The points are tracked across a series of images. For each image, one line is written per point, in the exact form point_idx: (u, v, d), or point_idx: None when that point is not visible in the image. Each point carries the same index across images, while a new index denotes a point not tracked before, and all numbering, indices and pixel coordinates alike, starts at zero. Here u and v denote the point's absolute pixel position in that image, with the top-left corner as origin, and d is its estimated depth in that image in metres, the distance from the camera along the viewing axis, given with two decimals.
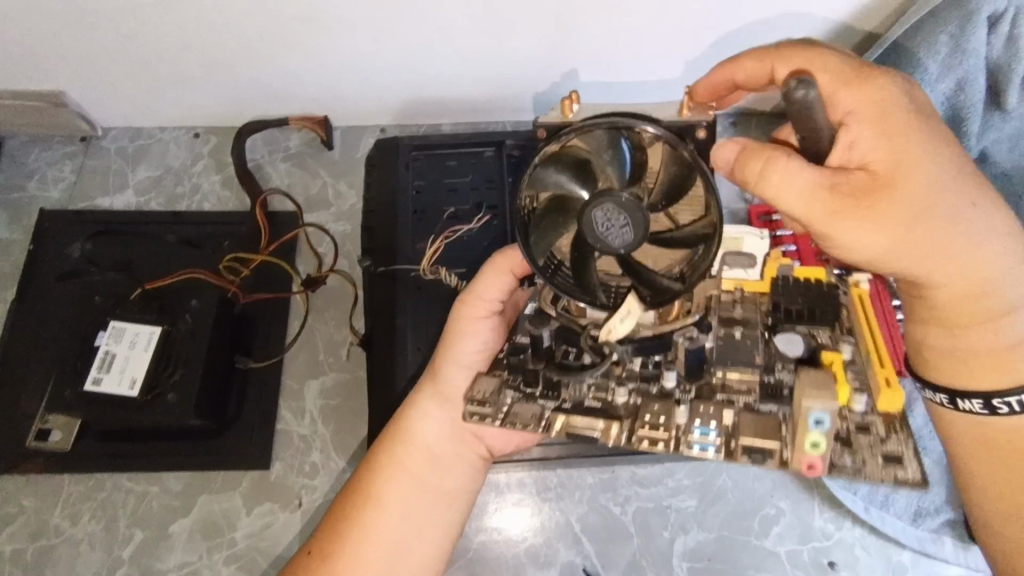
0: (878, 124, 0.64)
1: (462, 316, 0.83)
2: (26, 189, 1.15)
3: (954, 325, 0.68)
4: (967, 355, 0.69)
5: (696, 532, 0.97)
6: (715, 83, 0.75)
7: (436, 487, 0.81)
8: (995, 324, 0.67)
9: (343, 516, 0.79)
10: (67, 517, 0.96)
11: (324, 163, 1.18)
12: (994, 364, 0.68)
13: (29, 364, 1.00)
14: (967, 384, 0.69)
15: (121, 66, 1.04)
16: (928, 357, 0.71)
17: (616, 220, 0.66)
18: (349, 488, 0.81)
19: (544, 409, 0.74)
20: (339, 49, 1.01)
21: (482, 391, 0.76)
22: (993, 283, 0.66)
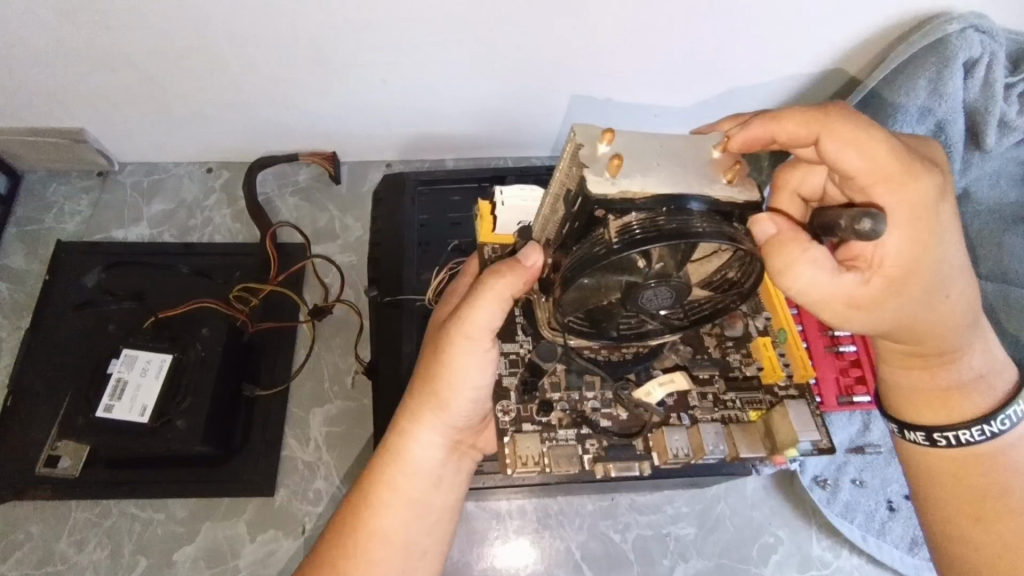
0: (901, 220, 0.65)
1: (461, 347, 0.75)
2: (42, 222, 1.19)
3: (918, 366, 0.72)
4: (925, 391, 0.73)
5: (696, 560, 0.98)
6: (755, 136, 0.68)
7: (432, 512, 0.79)
8: (951, 363, 0.71)
9: (343, 552, 0.75)
10: (73, 544, 0.96)
11: (331, 197, 1.23)
12: (944, 399, 0.72)
13: (42, 391, 1.03)
14: (915, 413, 0.74)
15: (141, 107, 1.09)
16: (908, 403, 0.74)
17: (663, 295, 0.69)
18: (342, 519, 0.77)
19: (575, 447, 0.77)
20: (351, 89, 1.06)
21: (528, 451, 0.76)
22: (959, 339, 0.70)
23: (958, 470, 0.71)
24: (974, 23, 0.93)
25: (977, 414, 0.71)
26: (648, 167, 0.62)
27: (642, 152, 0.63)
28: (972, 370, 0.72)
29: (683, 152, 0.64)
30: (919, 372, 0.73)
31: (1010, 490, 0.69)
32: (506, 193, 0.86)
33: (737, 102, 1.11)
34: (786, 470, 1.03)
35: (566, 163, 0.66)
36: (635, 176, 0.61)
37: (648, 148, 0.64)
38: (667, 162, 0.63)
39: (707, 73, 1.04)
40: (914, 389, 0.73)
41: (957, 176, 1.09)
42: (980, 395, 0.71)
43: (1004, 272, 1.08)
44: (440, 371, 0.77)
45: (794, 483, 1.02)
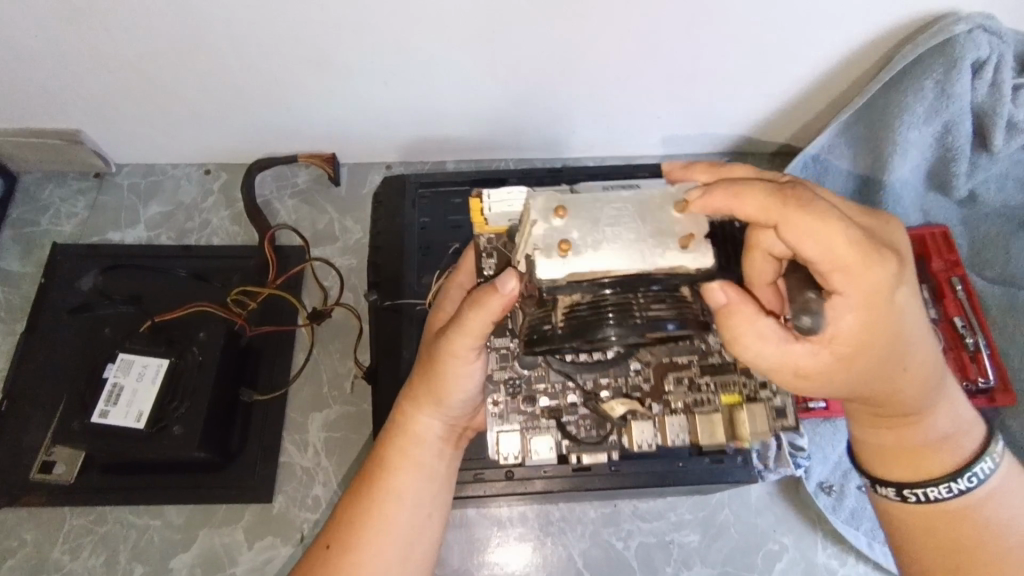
0: (853, 299, 0.60)
1: (449, 360, 0.73)
2: (39, 224, 1.18)
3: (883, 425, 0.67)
4: (893, 448, 0.68)
5: (699, 567, 0.96)
6: (717, 211, 0.61)
7: (443, 477, 0.78)
8: (916, 422, 0.66)
9: (356, 518, 0.74)
10: (67, 551, 0.95)
11: (331, 199, 1.22)
12: (913, 458, 0.67)
13: (36, 395, 1.01)
14: (886, 470, 0.68)
15: (138, 108, 1.07)
16: (877, 463, 0.69)
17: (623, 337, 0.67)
18: (342, 515, 0.75)
19: (556, 437, 0.78)
20: (351, 92, 1.05)
21: (507, 445, 0.77)
22: (923, 403, 0.65)
23: (935, 522, 0.66)
24: (982, 24, 0.92)
25: (947, 471, 0.66)
26: (600, 238, 0.60)
27: (596, 220, 0.60)
28: (940, 429, 0.66)
29: (644, 211, 0.61)
30: (885, 430, 0.67)
31: (986, 540, 0.64)
32: (494, 194, 0.70)
33: (742, 104, 1.10)
34: (791, 477, 1.01)
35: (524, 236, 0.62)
36: (586, 250, 0.59)
37: (604, 218, 0.60)
38: (623, 225, 0.60)
39: (712, 75, 1.03)
40: (884, 447, 0.68)
41: (963, 178, 1.09)
42: (952, 452, 0.66)
43: (1012, 277, 1.11)
44: (430, 378, 0.75)
45: (799, 489, 1.00)
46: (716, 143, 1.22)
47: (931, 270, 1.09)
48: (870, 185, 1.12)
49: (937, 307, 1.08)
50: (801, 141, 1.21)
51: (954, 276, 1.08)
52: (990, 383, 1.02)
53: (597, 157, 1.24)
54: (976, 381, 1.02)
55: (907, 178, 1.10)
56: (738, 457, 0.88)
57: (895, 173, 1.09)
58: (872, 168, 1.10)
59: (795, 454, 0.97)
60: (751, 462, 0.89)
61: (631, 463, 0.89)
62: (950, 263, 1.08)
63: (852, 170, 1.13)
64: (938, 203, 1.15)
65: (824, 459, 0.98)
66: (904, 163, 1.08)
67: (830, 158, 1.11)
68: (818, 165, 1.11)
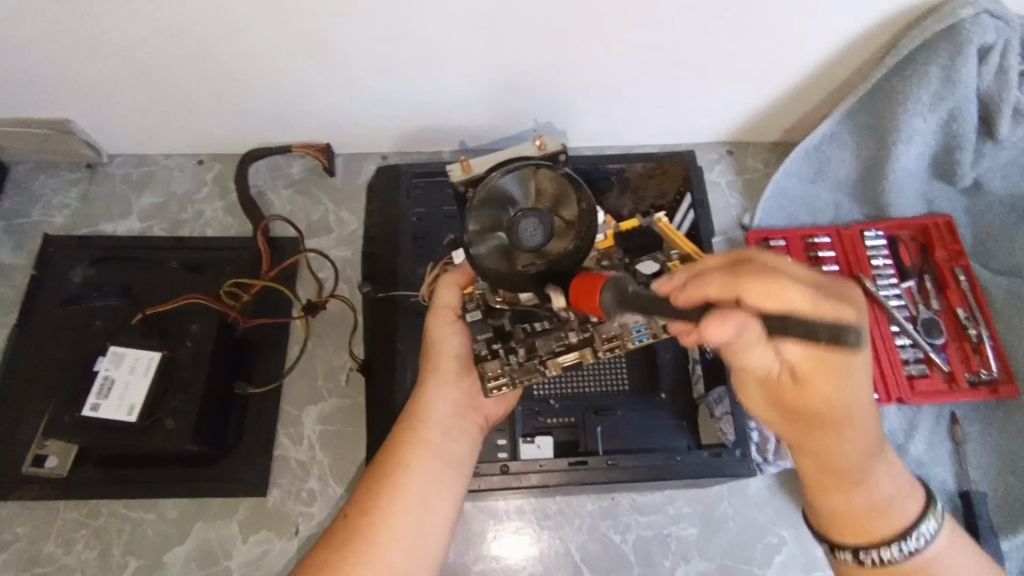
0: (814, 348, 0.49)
1: (437, 323, 0.78)
2: (30, 216, 1.17)
3: (833, 489, 0.60)
4: (841, 512, 0.61)
5: (697, 561, 0.96)
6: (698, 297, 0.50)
7: (450, 459, 0.75)
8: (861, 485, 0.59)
9: (367, 492, 0.71)
10: (61, 544, 0.94)
11: (326, 190, 1.20)
12: (862, 521, 0.60)
13: (28, 389, 1.00)
14: (840, 528, 0.61)
15: (130, 98, 1.05)
16: (829, 520, 0.62)
17: (537, 230, 0.65)
18: (360, 487, 0.73)
19: (536, 364, 0.75)
20: (344, 82, 1.03)
21: (490, 369, 0.75)
22: (869, 461, 0.58)
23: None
24: (988, 9, 0.91)
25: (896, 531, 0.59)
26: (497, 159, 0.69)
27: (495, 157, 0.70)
28: (881, 492, 0.60)
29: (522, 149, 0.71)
30: (828, 494, 0.61)
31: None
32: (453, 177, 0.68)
33: (742, 91, 1.08)
34: (791, 470, 1.00)
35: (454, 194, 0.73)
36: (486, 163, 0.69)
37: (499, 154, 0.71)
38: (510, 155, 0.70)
39: (713, 61, 1.01)
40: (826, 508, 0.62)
41: (968, 167, 1.09)
42: (902, 509, 0.60)
43: (1015, 266, 1.11)
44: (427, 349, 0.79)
45: (799, 482, 0.99)
46: (715, 133, 1.20)
47: (935, 260, 1.10)
48: (872, 173, 1.11)
49: (940, 297, 1.09)
50: (802, 130, 1.19)
51: (958, 266, 1.09)
52: (993, 373, 1.02)
53: (595, 146, 1.22)
54: (978, 372, 1.03)
55: (912, 166, 1.10)
56: (738, 451, 0.88)
57: (899, 162, 1.08)
58: (874, 156, 1.09)
59: (796, 448, 0.96)
60: (750, 456, 0.88)
61: (629, 458, 0.88)
62: (954, 254, 1.10)
63: (854, 159, 1.11)
64: (944, 192, 1.14)
65: None
66: (909, 151, 1.07)
67: (832, 148, 1.10)
68: (820, 153, 1.10)
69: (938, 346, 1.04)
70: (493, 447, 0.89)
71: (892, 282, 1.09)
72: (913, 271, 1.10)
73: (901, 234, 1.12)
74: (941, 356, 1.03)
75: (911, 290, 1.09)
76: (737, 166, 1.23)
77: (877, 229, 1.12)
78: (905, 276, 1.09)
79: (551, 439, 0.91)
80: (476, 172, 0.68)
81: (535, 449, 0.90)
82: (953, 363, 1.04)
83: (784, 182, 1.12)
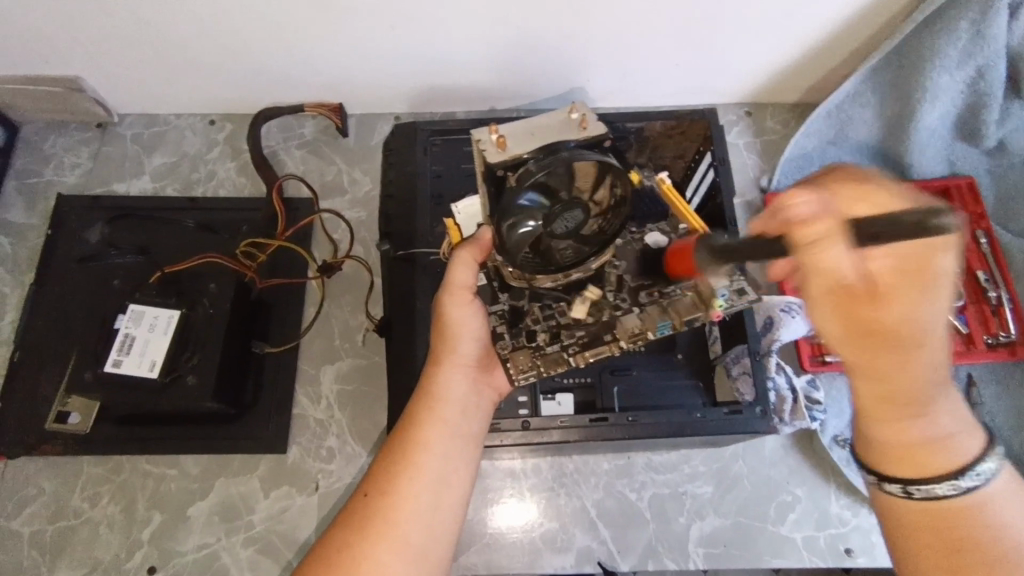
0: (902, 252, 0.55)
1: (452, 303, 0.78)
2: (42, 175, 1.16)
3: (886, 417, 0.60)
4: (893, 443, 0.61)
5: (712, 518, 0.97)
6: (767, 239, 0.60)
7: (464, 437, 0.75)
8: (923, 413, 0.59)
9: (386, 469, 0.71)
10: (86, 499, 0.96)
11: (339, 150, 1.19)
12: (917, 449, 0.60)
13: (48, 347, 1.01)
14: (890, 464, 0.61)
15: (140, 55, 1.03)
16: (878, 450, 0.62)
17: (571, 221, 0.66)
18: (377, 466, 0.72)
19: (561, 353, 0.78)
20: (359, 38, 1.01)
21: (521, 361, 0.78)
22: (936, 384, 0.58)
23: (933, 526, 0.59)
24: None
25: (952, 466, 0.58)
26: (531, 139, 0.65)
27: (530, 132, 0.66)
28: (943, 424, 0.59)
29: (557, 128, 0.66)
30: (881, 423, 0.60)
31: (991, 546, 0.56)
32: (487, 148, 0.64)
33: (764, 49, 1.06)
34: (806, 429, 1.01)
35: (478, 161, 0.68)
36: (522, 143, 0.65)
37: (536, 124, 0.67)
38: (542, 132, 0.66)
39: (735, 17, 0.98)
40: (881, 442, 0.61)
41: (994, 126, 1.08)
42: (963, 441, 0.59)
43: None
44: (439, 330, 0.78)
45: (813, 441, 1.00)
46: (733, 94, 1.19)
47: None
48: (895, 132, 1.10)
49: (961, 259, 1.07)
50: (822, 90, 1.17)
51: (978, 228, 1.08)
52: (1012, 335, 1.01)
53: (611, 107, 1.20)
54: (997, 334, 1.02)
55: (936, 126, 1.08)
56: (757, 408, 0.88)
57: (922, 121, 1.06)
58: (898, 115, 1.07)
59: (812, 407, 0.98)
60: (769, 414, 0.88)
61: (648, 415, 0.88)
62: (974, 216, 1.09)
63: (876, 118, 1.09)
64: (966, 153, 1.13)
65: (838, 412, 1.02)
66: (934, 110, 1.05)
67: (854, 107, 1.08)
68: (842, 112, 1.09)
69: (958, 309, 1.03)
70: (513, 405, 0.89)
71: None
72: None
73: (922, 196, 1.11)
74: (959, 319, 1.03)
75: None
76: (755, 127, 1.21)
77: None
78: None
79: (571, 397, 0.91)
80: (515, 156, 0.64)
81: (556, 405, 0.90)
82: (972, 325, 1.03)
83: (803, 142, 1.11)
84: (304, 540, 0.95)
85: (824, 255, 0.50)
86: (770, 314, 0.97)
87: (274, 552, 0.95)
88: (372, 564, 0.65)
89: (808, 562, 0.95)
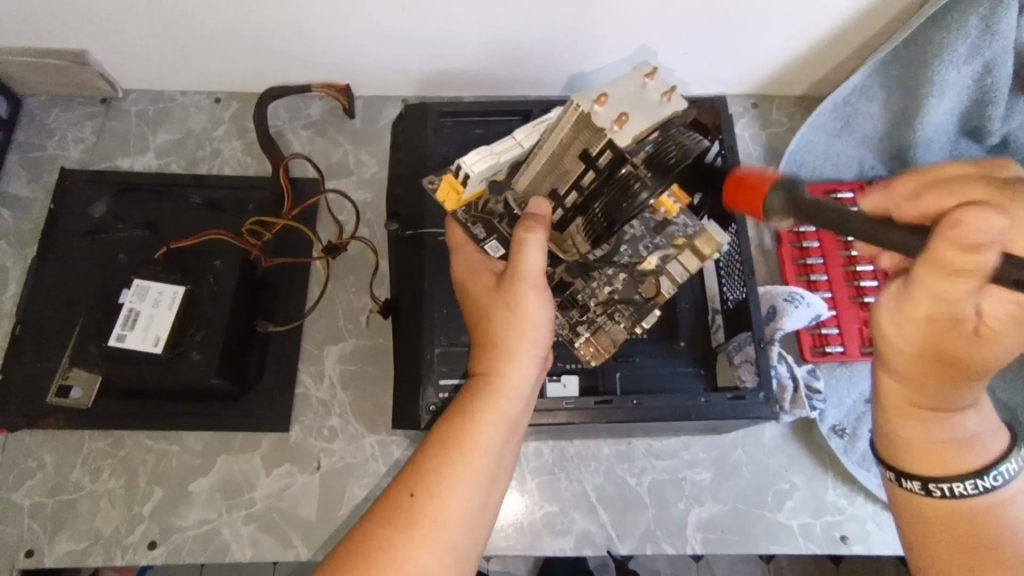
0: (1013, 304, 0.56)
1: (528, 296, 0.77)
2: (45, 149, 1.15)
3: (913, 415, 0.63)
4: (915, 444, 0.63)
5: (710, 504, 0.98)
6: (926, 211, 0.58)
7: (515, 432, 0.75)
8: (944, 414, 0.63)
9: (437, 464, 0.70)
10: (87, 473, 0.96)
11: (345, 132, 1.19)
12: (940, 454, 0.62)
13: (50, 320, 1.01)
14: (915, 463, 0.63)
15: (148, 30, 1.03)
16: (907, 453, 0.64)
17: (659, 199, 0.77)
18: (422, 456, 0.71)
19: (613, 324, 0.88)
20: (369, 20, 1.01)
21: (604, 343, 0.88)
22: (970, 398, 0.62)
23: (954, 526, 0.61)
24: None
25: (977, 468, 0.61)
26: (640, 116, 0.71)
27: (631, 102, 0.72)
28: (966, 428, 0.63)
29: (645, 95, 0.72)
30: (907, 420, 0.64)
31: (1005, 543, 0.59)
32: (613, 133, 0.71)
33: (773, 41, 1.06)
34: (806, 419, 1.02)
35: (569, 126, 0.75)
36: (637, 121, 0.71)
37: (624, 86, 0.73)
38: (640, 105, 0.72)
39: (747, 8, 0.99)
40: (904, 439, 0.64)
41: (999, 123, 1.09)
42: (986, 446, 0.62)
43: None
44: (508, 322, 0.77)
45: (812, 431, 1.02)
46: (740, 86, 1.19)
47: None
48: (900, 128, 1.11)
49: None
50: (829, 83, 1.17)
51: None
52: None
53: None
54: None
55: (941, 122, 1.09)
56: (761, 395, 0.89)
57: (929, 116, 1.08)
58: (903, 110, 1.09)
59: (812, 395, 1.00)
60: (773, 400, 0.89)
61: (653, 398, 0.88)
62: None
63: (882, 113, 1.10)
64: (970, 150, 1.14)
65: (838, 403, 1.02)
66: (940, 106, 1.06)
67: (861, 101, 1.09)
68: (849, 106, 1.09)
69: None
70: None
71: None
72: None
73: None
74: None
75: None
76: (761, 120, 1.21)
77: None
78: None
79: (577, 379, 0.91)
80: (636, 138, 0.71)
81: (561, 387, 0.90)
82: None
83: (809, 134, 1.12)
84: (305, 518, 0.96)
85: (961, 278, 0.52)
86: (773, 303, 0.99)
87: (274, 529, 0.95)
88: (417, 563, 0.65)
89: (805, 549, 0.96)
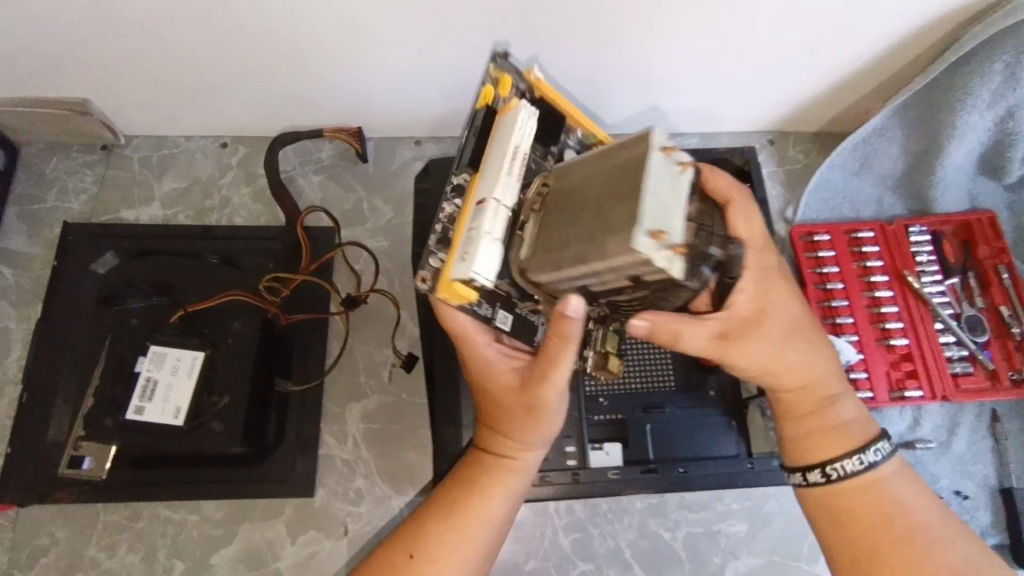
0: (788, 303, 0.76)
1: (551, 398, 0.76)
2: (44, 201, 1.10)
3: (796, 416, 0.80)
4: (807, 438, 0.80)
5: (746, 557, 0.97)
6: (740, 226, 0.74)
7: (513, 508, 0.80)
8: (819, 411, 0.80)
9: (439, 532, 0.75)
10: (103, 548, 0.92)
11: (358, 176, 1.16)
12: (821, 441, 0.79)
13: (59, 386, 0.96)
14: (803, 455, 0.80)
15: (153, 77, 0.99)
16: (800, 446, 0.81)
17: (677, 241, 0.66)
18: (426, 521, 0.76)
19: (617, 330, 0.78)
20: (385, 65, 0.97)
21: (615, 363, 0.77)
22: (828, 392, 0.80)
23: (864, 515, 0.76)
24: None
25: (853, 449, 0.78)
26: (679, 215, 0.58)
27: (666, 203, 0.57)
28: (838, 419, 0.80)
29: (667, 181, 0.58)
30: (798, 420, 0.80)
31: (893, 518, 0.75)
32: (672, 263, 0.57)
33: (793, 82, 1.05)
34: None
35: (615, 263, 0.57)
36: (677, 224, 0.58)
37: (662, 190, 0.57)
38: (672, 202, 0.58)
39: (770, 50, 0.97)
40: (797, 437, 0.81)
41: (1018, 164, 1.09)
42: (861, 433, 0.79)
43: None
44: (527, 413, 0.78)
45: None
46: (758, 124, 1.18)
47: (978, 258, 1.09)
48: (921, 169, 1.11)
49: (984, 295, 1.09)
50: (847, 120, 1.17)
51: (1001, 263, 1.08)
52: None
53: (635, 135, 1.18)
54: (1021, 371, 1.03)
55: (961, 164, 1.09)
56: None
57: (949, 158, 1.08)
58: (924, 151, 1.09)
59: None
60: None
61: (696, 466, 0.95)
62: (997, 250, 1.08)
63: (902, 154, 1.10)
64: (987, 188, 1.14)
65: None
66: (961, 148, 1.06)
67: (880, 142, 1.09)
68: (868, 147, 1.09)
69: (981, 343, 1.05)
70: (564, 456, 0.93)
71: (937, 278, 1.08)
72: (957, 267, 1.10)
73: (944, 230, 1.12)
74: (985, 354, 1.04)
75: (954, 286, 1.09)
76: (778, 156, 1.19)
77: (922, 224, 1.11)
78: (950, 272, 1.09)
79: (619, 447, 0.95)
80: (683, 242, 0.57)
81: (606, 456, 0.94)
82: (996, 361, 1.04)
83: (828, 173, 1.11)
84: None
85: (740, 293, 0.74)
86: None
87: None
88: None
89: None
